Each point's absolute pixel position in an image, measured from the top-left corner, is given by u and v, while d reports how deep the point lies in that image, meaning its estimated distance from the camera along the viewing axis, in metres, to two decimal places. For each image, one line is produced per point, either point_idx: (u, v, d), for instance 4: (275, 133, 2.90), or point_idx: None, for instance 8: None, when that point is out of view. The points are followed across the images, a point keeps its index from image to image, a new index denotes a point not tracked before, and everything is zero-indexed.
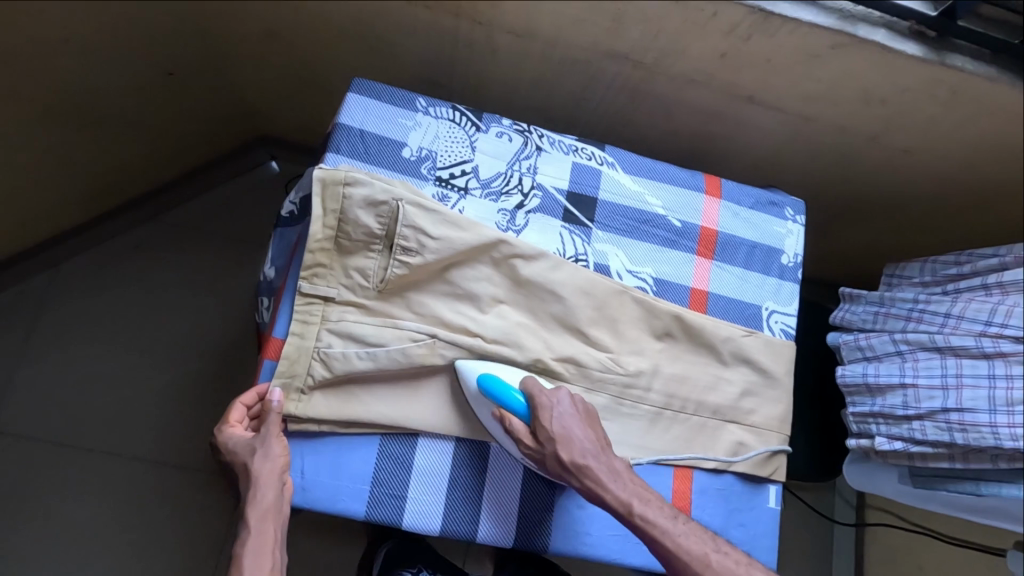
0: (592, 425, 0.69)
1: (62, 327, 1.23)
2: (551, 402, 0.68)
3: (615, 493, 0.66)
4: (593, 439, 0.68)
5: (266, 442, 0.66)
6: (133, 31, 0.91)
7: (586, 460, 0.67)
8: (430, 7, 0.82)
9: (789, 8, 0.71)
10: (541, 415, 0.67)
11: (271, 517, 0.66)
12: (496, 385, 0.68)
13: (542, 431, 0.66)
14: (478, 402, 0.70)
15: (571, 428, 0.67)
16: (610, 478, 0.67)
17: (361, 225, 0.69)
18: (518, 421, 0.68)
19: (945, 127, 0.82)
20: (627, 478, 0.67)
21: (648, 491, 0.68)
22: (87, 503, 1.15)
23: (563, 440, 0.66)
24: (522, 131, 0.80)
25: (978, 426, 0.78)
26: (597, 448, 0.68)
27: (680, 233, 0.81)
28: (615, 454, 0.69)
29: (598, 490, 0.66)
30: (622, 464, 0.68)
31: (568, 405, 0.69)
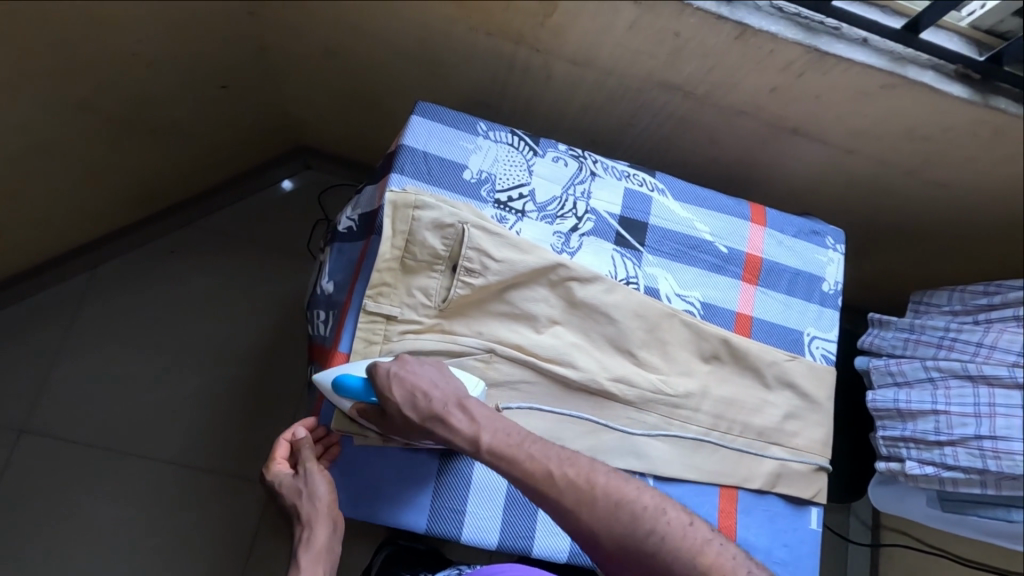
0: (436, 370, 0.67)
1: (97, 329, 1.24)
2: (388, 367, 0.65)
3: (465, 433, 0.65)
4: (438, 385, 0.66)
5: (311, 478, 0.69)
6: (198, 46, 0.93)
7: (431, 406, 0.65)
8: (491, 34, 0.85)
9: (843, 49, 0.75)
10: (377, 382, 0.64)
11: (322, 556, 0.68)
12: (353, 380, 0.66)
13: (381, 400, 0.64)
14: (336, 398, 0.67)
15: (412, 383, 0.65)
16: (459, 419, 0.65)
17: (426, 246, 0.72)
18: (368, 403, 0.66)
19: (983, 165, 0.85)
20: (477, 415, 0.66)
21: (501, 421, 0.67)
22: (118, 505, 1.16)
23: (405, 397, 0.64)
24: (577, 157, 0.83)
25: (1011, 453, 0.81)
26: (439, 392, 0.66)
27: (726, 259, 0.84)
28: (462, 392, 0.67)
29: (451, 434, 0.65)
30: (471, 400, 0.67)
31: (409, 363, 0.66)
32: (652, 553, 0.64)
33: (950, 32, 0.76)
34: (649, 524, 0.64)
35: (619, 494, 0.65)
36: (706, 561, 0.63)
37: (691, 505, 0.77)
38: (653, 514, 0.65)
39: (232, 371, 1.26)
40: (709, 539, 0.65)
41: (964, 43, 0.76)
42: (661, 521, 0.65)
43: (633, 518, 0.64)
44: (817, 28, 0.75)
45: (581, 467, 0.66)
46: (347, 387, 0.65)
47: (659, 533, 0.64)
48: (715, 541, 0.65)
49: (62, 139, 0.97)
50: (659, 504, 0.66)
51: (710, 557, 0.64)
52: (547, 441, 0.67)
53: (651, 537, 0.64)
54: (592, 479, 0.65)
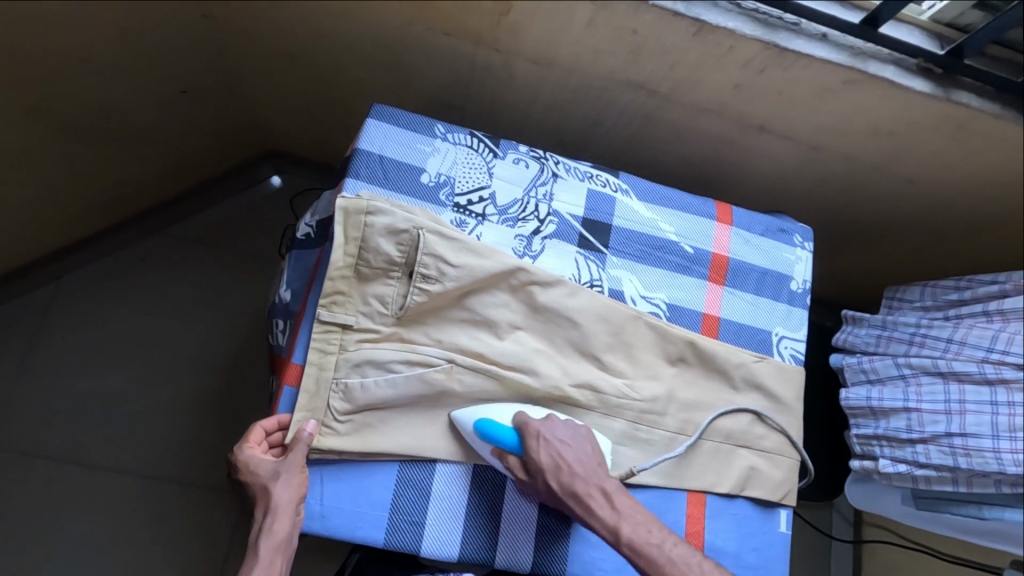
0: (586, 447, 0.69)
1: (61, 341, 1.21)
2: (539, 429, 0.68)
3: (607, 519, 0.66)
4: (583, 461, 0.68)
5: (289, 469, 0.66)
6: (152, 51, 0.91)
7: (573, 483, 0.67)
8: (450, 35, 0.83)
9: (803, 44, 0.74)
10: (527, 443, 0.67)
11: (280, 551, 0.65)
12: (495, 427, 0.68)
13: (529, 459, 0.67)
14: (475, 443, 0.70)
15: (561, 454, 0.67)
16: (601, 503, 0.67)
17: (381, 253, 0.70)
18: (511, 455, 0.68)
19: (950, 160, 0.84)
20: (618, 503, 0.67)
21: (640, 514, 0.67)
22: (86, 521, 1.13)
23: (552, 467, 0.66)
24: (539, 158, 0.81)
25: (981, 451, 0.80)
26: (588, 470, 0.68)
27: (692, 260, 0.83)
28: (605, 477, 0.68)
29: (585, 513, 0.67)
30: (614, 487, 0.68)
31: (560, 431, 0.69)
32: None
33: (911, 26, 0.75)
34: None
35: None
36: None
37: (658, 512, 0.75)
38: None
39: (202, 381, 1.23)
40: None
41: (925, 37, 0.76)
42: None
43: None
44: (776, 24, 0.73)
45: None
46: (490, 435, 0.68)
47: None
48: None
49: (14, 148, 0.94)
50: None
51: None
52: (686, 546, 0.67)
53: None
54: None
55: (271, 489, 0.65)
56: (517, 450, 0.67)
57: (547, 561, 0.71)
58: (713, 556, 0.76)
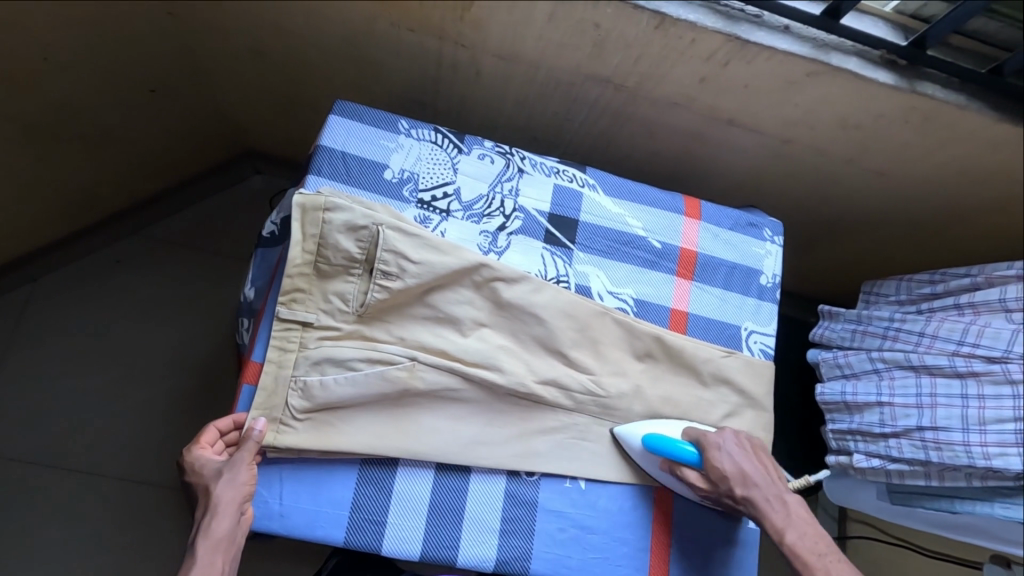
0: (763, 461, 0.71)
1: (33, 344, 1.19)
2: (718, 440, 0.71)
3: (779, 527, 0.67)
4: (760, 472, 0.70)
5: (235, 466, 0.64)
6: (116, 48, 0.90)
7: (753, 491, 0.68)
8: (414, 30, 0.82)
9: (764, 36, 0.73)
10: (707, 451, 0.70)
11: (221, 553, 0.62)
12: (665, 441, 0.71)
13: (709, 465, 0.69)
14: (645, 455, 0.73)
15: (741, 463, 0.69)
16: (778, 512, 0.68)
17: (340, 250, 0.69)
18: (689, 466, 0.71)
19: (918, 152, 0.84)
20: (794, 515, 0.68)
21: (813, 529, 0.67)
22: (57, 525, 1.11)
23: (734, 475, 0.69)
24: (504, 154, 0.81)
25: (952, 444, 0.78)
26: (766, 480, 0.69)
27: (660, 254, 0.82)
28: (783, 488, 0.70)
29: (765, 521, 0.68)
30: (791, 497, 0.69)
31: (735, 443, 0.71)
32: None
33: (874, 18, 0.75)
34: None
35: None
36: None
37: (625, 509, 0.75)
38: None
39: (178, 383, 1.22)
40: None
41: (889, 29, 0.75)
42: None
43: None
44: (738, 15, 0.73)
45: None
46: (661, 445, 0.71)
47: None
48: None
49: None
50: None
51: None
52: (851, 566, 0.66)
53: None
54: None
55: (214, 486, 0.63)
56: (697, 460, 0.70)
57: (510, 558, 0.71)
58: (682, 553, 0.75)
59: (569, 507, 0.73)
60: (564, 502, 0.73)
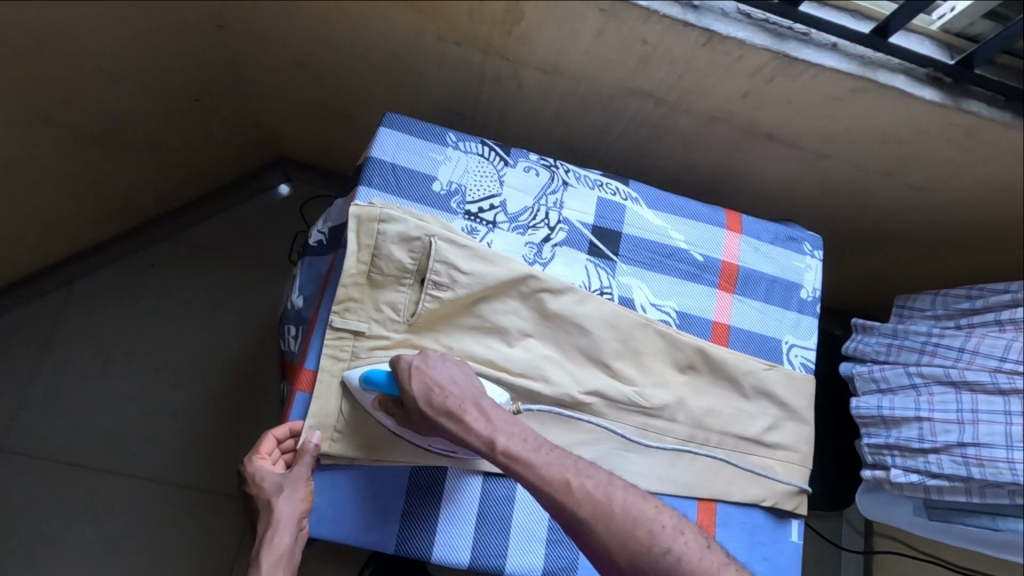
0: (457, 368, 0.67)
1: (70, 346, 1.21)
2: (408, 357, 0.66)
3: (482, 433, 0.64)
4: (456, 382, 0.66)
5: (293, 482, 0.68)
6: (166, 58, 0.92)
7: (449, 403, 0.64)
8: (460, 44, 0.84)
9: (811, 54, 0.74)
10: (399, 371, 0.65)
11: (282, 561, 0.69)
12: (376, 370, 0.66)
13: (400, 390, 0.64)
14: (360, 393, 0.68)
15: (431, 376, 0.65)
16: (475, 419, 0.65)
17: (392, 260, 0.71)
18: (390, 397, 0.66)
19: (960, 168, 0.84)
20: (493, 417, 0.65)
21: (517, 426, 0.66)
22: (92, 525, 1.12)
23: (425, 392, 0.64)
24: (549, 166, 0.82)
25: (995, 461, 0.78)
26: (458, 389, 0.66)
27: (702, 267, 0.83)
28: (480, 393, 0.67)
29: (464, 433, 0.64)
30: (487, 401, 0.66)
31: (427, 355, 0.67)
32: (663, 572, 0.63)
33: (921, 36, 0.76)
34: (666, 543, 0.64)
35: (637, 511, 0.64)
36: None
37: None
38: (670, 534, 0.64)
39: (210, 386, 1.23)
40: (724, 564, 0.65)
41: (935, 47, 0.76)
42: (679, 543, 0.64)
43: (650, 537, 0.64)
44: (786, 33, 0.74)
45: (600, 480, 0.65)
46: (371, 380, 0.66)
47: (676, 554, 0.64)
48: (728, 564, 0.65)
49: (31, 156, 0.95)
50: (677, 526, 0.65)
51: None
52: (563, 450, 0.67)
53: (659, 550, 0.63)
54: (613, 495, 0.64)
55: (275, 504, 0.67)
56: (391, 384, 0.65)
57: (557, 568, 0.72)
58: None
59: None
60: None
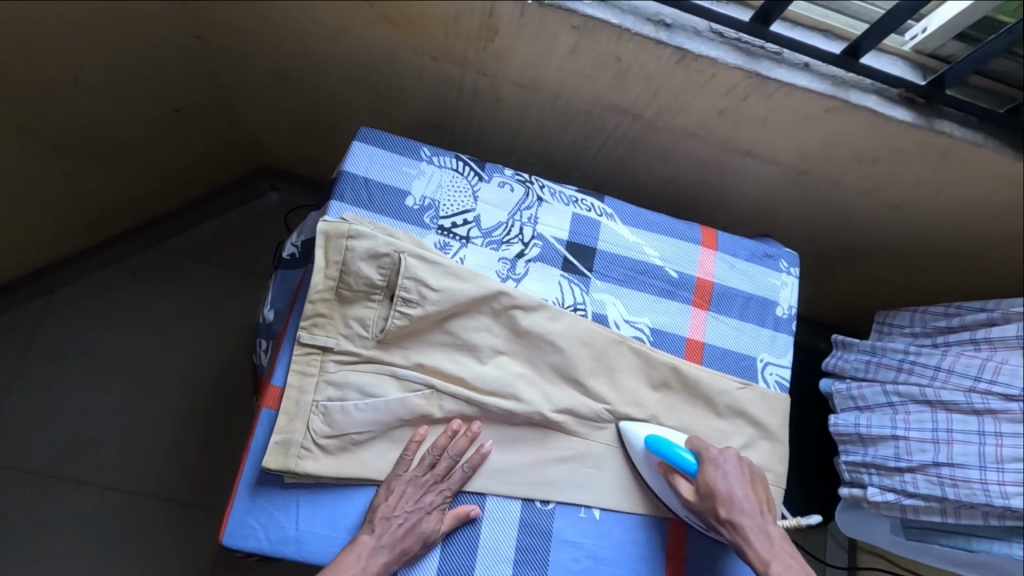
0: (755, 488, 0.71)
1: (47, 356, 1.19)
2: (718, 459, 0.70)
3: (762, 555, 0.66)
4: (750, 503, 0.69)
5: (421, 487, 0.68)
6: (143, 69, 0.92)
7: (740, 516, 0.68)
8: (437, 59, 0.84)
9: (783, 73, 0.75)
10: (706, 465, 0.70)
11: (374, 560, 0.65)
12: (665, 445, 0.71)
13: (702, 481, 0.69)
14: (645, 458, 0.73)
15: (734, 485, 0.69)
16: (759, 541, 0.67)
17: (362, 276, 0.70)
18: (685, 475, 0.71)
19: (935, 187, 0.85)
20: (777, 549, 0.67)
21: (798, 564, 0.67)
22: (64, 538, 1.10)
23: (723, 496, 0.68)
24: (524, 182, 0.82)
25: (969, 481, 0.77)
26: (754, 509, 0.69)
27: (676, 284, 0.83)
28: (769, 522, 0.69)
29: (744, 544, 0.67)
30: (776, 532, 0.68)
31: (739, 468, 0.71)
32: None
33: (893, 57, 0.77)
34: None
35: None
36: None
37: (637, 540, 0.74)
38: None
39: (189, 398, 1.21)
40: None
41: (908, 67, 0.77)
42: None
43: None
44: (757, 52, 0.75)
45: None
46: (665, 450, 0.71)
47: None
48: None
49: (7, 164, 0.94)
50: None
51: None
52: None
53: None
54: None
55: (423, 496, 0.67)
56: (693, 472, 0.70)
57: None
58: None
59: (582, 538, 0.73)
60: (579, 532, 0.73)
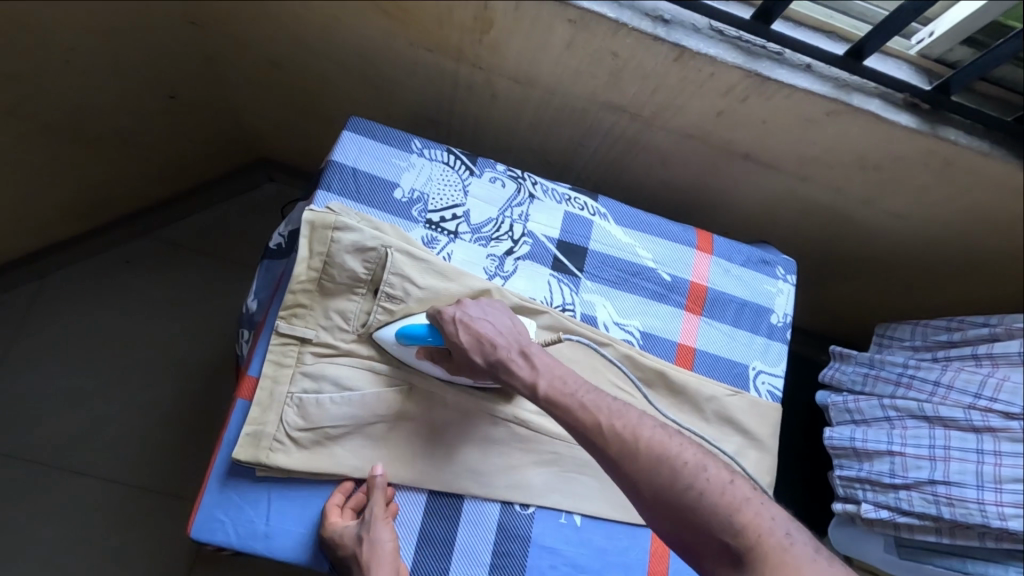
0: (498, 316, 0.67)
1: (35, 342, 1.18)
2: (451, 311, 0.65)
3: (527, 378, 0.64)
4: (503, 331, 0.66)
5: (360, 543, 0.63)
6: (138, 53, 0.91)
7: (495, 352, 0.64)
8: (431, 50, 0.82)
9: (785, 74, 0.73)
10: (442, 324, 0.65)
11: None
12: (410, 327, 0.66)
13: (448, 342, 0.64)
14: (401, 352, 0.68)
15: (477, 326, 0.65)
16: (520, 363, 0.64)
17: (345, 269, 0.69)
18: (434, 346, 0.66)
19: (937, 197, 0.83)
20: (538, 361, 0.65)
21: (560, 369, 0.65)
22: (45, 527, 1.08)
23: (471, 342, 0.64)
24: (516, 178, 0.80)
25: (965, 501, 0.75)
26: (506, 336, 0.65)
27: (669, 287, 0.81)
28: (526, 339, 0.66)
29: (511, 379, 0.64)
30: (533, 347, 0.66)
31: (472, 306, 0.67)
32: (688, 510, 0.56)
33: (899, 61, 0.75)
34: (687, 480, 0.56)
35: (661, 449, 0.58)
36: (746, 523, 0.54)
37: (620, 548, 0.72)
38: (692, 471, 0.57)
39: (177, 388, 1.20)
40: (750, 499, 0.56)
41: (913, 72, 0.75)
42: (701, 479, 0.56)
43: (671, 473, 0.57)
44: (758, 52, 0.73)
45: (629, 420, 0.61)
46: (409, 335, 0.66)
47: (696, 490, 0.56)
48: (756, 501, 0.56)
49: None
50: (700, 462, 0.58)
51: (750, 517, 0.54)
52: (601, 391, 0.64)
53: (680, 483, 0.56)
54: (638, 432, 0.59)
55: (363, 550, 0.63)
56: (438, 341, 0.65)
57: None
58: None
59: (562, 544, 0.71)
60: (558, 539, 0.71)
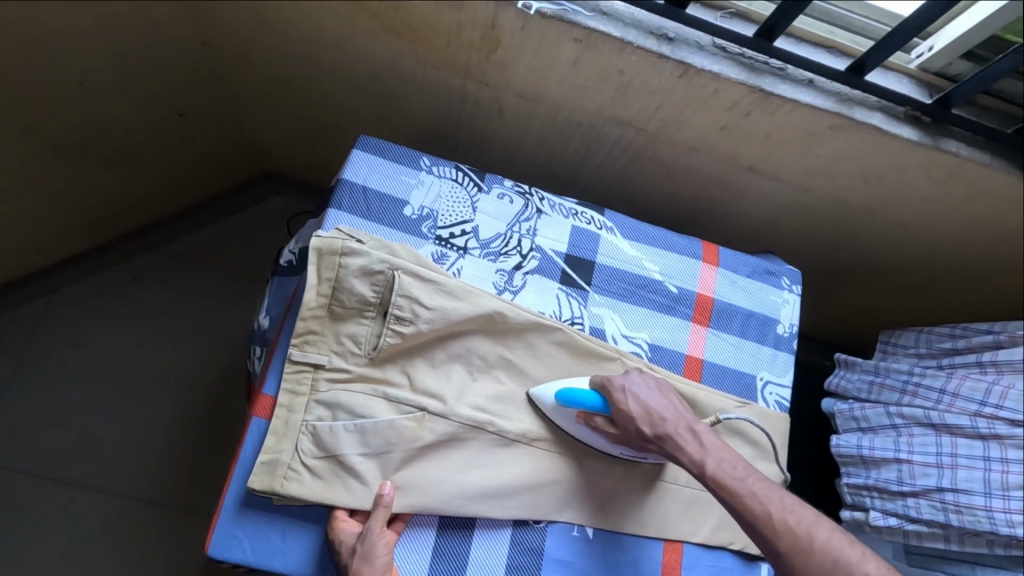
0: (663, 392, 0.72)
1: (45, 358, 1.19)
2: (622, 383, 0.70)
3: (694, 455, 0.68)
4: (668, 407, 0.70)
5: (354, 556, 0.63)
6: (149, 73, 0.92)
7: (664, 426, 0.69)
8: (439, 68, 0.84)
9: (788, 89, 0.74)
10: (615, 396, 0.69)
11: None
12: (574, 393, 0.70)
13: (618, 411, 0.69)
14: (556, 412, 0.72)
15: (648, 402, 0.70)
16: (687, 440, 0.69)
17: (354, 293, 0.69)
18: (599, 414, 0.70)
19: (940, 207, 0.84)
20: (706, 441, 0.69)
21: (726, 451, 0.70)
22: (56, 542, 1.09)
23: (641, 415, 0.69)
24: (523, 194, 0.81)
25: (973, 508, 0.75)
26: (674, 414, 0.70)
27: (676, 299, 0.81)
28: (693, 418, 0.71)
29: (676, 452, 0.69)
30: (700, 426, 0.71)
31: (641, 382, 0.71)
32: None
33: (900, 74, 0.76)
34: None
35: (838, 553, 0.65)
36: None
37: (632, 560, 0.73)
38: None
39: (186, 402, 1.21)
40: None
41: (913, 85, 0.76)
42: None
43: None
44: (761, 68, 0.74)
45: (800, 516, 0.66)
46: (574, 400, 0.70)
47: None
48: None
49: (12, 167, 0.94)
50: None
51: None
52: (770, 481, 0.69)
53: None
54: (812, 531, 0.65)
55: (354, 563, 0.62)
56: (605, 409, 0.70)
57: None
58: None
59: (574, 556, 0.72)
60: (571, 551, 0.72)
